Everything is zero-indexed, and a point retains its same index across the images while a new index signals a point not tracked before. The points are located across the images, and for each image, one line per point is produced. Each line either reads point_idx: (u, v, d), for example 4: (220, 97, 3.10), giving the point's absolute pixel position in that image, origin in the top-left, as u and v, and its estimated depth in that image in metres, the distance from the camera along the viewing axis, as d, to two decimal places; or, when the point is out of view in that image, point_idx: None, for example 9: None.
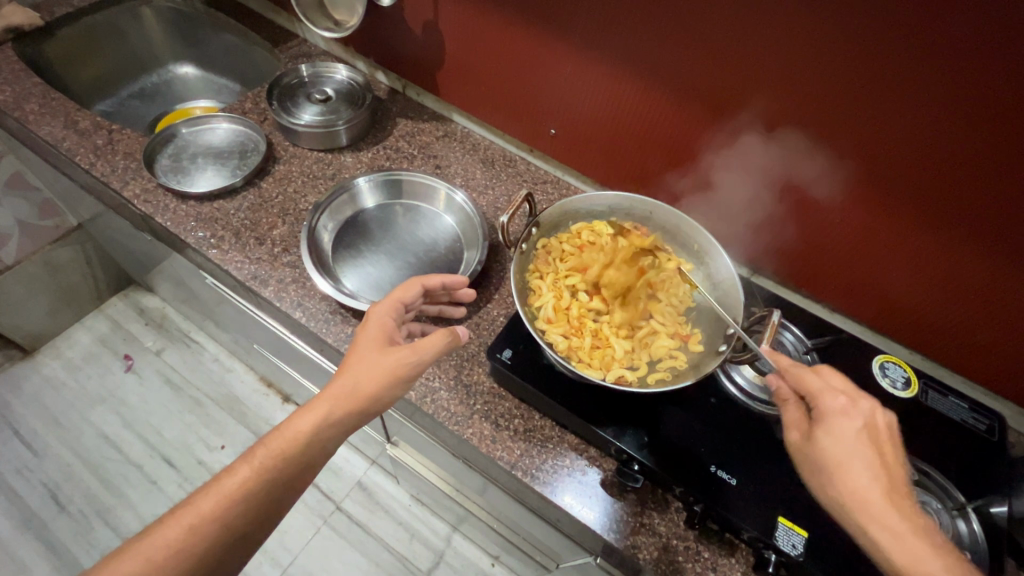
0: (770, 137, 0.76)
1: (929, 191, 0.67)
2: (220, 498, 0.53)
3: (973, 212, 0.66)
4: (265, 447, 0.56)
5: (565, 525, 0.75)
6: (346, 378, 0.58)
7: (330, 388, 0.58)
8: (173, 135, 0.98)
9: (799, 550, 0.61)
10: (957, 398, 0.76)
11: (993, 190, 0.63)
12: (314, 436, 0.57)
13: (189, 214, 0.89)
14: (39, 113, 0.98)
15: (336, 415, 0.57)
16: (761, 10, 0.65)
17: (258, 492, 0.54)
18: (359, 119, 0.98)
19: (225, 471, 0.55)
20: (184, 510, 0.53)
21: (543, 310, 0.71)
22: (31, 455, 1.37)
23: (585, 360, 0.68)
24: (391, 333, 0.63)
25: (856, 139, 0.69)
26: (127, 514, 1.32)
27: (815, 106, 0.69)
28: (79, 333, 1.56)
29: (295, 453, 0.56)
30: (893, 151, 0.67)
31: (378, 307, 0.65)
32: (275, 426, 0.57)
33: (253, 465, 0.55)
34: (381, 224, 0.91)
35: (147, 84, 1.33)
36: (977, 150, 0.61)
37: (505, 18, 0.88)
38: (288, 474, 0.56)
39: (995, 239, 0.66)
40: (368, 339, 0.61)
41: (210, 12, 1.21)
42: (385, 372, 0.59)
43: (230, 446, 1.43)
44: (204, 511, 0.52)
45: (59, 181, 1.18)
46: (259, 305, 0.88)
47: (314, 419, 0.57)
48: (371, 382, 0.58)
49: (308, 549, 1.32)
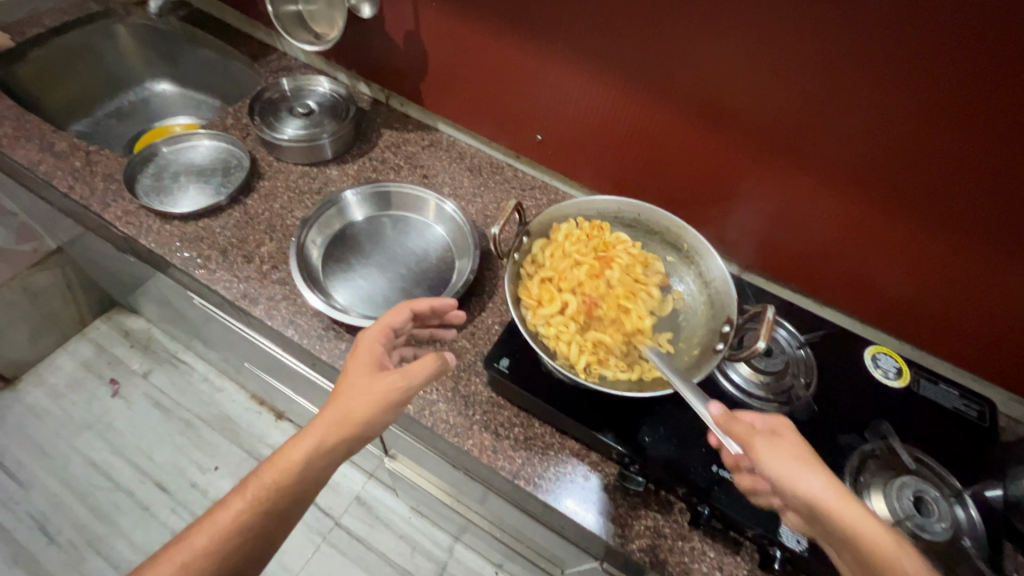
0: (773, 144, 0.76)
1: (938, 191, 0.68)
2: (215, 534, 0.53)
3: (977, 209, 0.66)
4: (256, 479, 0.55)
5: (571, 532, 0.74)
6: (336, 405, 0.57)
7: (321, 416, 0.57)
8: (152, 155, 0.96)
9: (803, 545, 0.61)
10: (948, 385, 0.77)
11: (994, 190, 0.64)
12: (306, 465, 0.56)
13: (173, 234, 0.87)
14: (14, 136, 0.96)
15: (328, 443, 0.56)
16: (758, 16, 0.65)
17: (251, 526, 0.54)
18: (343, 131, 0.97)
19: (219, 504, 0.55)
20: (177, 548, 0.52)
21: (559, 349, 0.68)
22: (16, 486, 1.33)
23: (566, 354, 0.67)
24: (381, 358, 0.62)
25: (860, 145, 0.69)
26: (120, 542, 1.29)
27: (818, 113, 0.69)
28: (63, 359, 1.53)
29: (287, 484, 0.55)
30: (897, 152, 0.67)
31: (368, 331, 0.64)
32: (268, 458, 0.56)
33: (245, 499, 0.54)
34: (371, 237, 0.90)
35: (124, 102, 1.30)
36: (982, 150, 0.62)
37: (488, 26, 0.87)
38: (281, 509, 0.55)
39: (996, 238, 0.67)
40: (358, 364, 0.60)
41: (187, 28, 1.19)
42: (377, 399, 0.57)
43: (224, 467, 1.40)
44: (197, 547, 0.52)
45: (37, 205, 1.16)
46: (250, 324, 0.86)
47: (303, 449, 0.56)
48: (362, 408, 0.56)
49: (308, 567, 1.30)
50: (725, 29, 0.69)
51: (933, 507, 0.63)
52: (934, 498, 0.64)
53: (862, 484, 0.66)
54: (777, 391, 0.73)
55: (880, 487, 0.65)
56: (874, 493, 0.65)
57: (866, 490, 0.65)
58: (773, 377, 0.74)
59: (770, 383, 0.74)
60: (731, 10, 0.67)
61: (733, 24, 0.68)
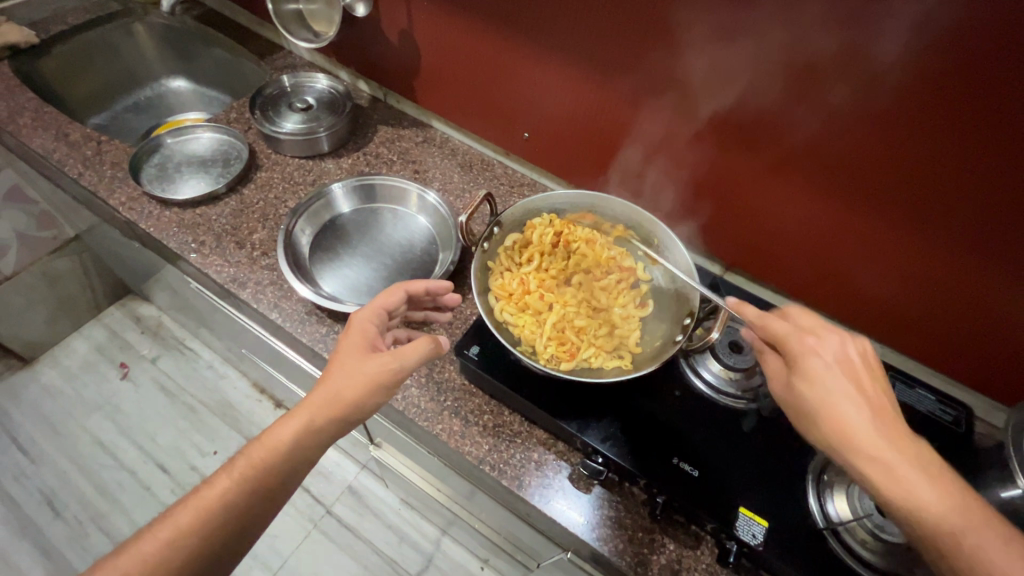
0: (763, 142, 0.75)
1: (927, 192, 0.66)
2: (199, 510, 0.53)
3: (966, 213, 0.65)
4: (245, 457, 0.56)
5: (537, 521, 0.75)
6: (329, 385, 0.58)
7: (314, 396, 0.57)
8: (158, 145, 1.01)
9: (758, 540, 0.61)
10: (925, 390, 0.76)
11: (966, 189, 0.63)
12: (296, 445, 0.56)
13: (172, 220, 0.91)
14: (32, 126, 1.01)
15: (319, 423, 0.57)
16: (730, 15, 0.67)
17: (238, 504, 0.54)
18: (339, 126, 1.01)
19: (204, 482, 0.55)
20: (160, 525, 0.52)
21: (526, 341, 0.69)
22: (28, 462, 1.39)
23: (532, 343, 0.69)
24: (374, 339, 0.62)
25: (848, 143, 0.68)
26: (121, 519, 1.34)
27: (805, 111, 0.69)
28: (77, 342, 1.59)
29: (277, 463, 0.56)
30: (874, 149, 0.67)
31: (362, 312, 0.64)
32: (257, 436, 0.57)
33: (232, 477, 0.55)
34: (359, 227, 0.93)
35: (141, 97, 1.36)
36: (969, 150, 0.61)
37: (477, 25, 0.90)
38: (269, 488, 0.56)
39: (971, 238, 0.67)
40: (352, 345, 0.60)
41: (199, 27, 1.25)
42: (370, 380, 0.58)
43: (223, 451, 1.45)
44: (182, 523, 0.52)
45: (56, 194, 1.22)
46: (240, 308, 0.90)
47: (296, 430, 0.56)
48: (355, 390, 0.57)
49: (298, 552, 1.33)
50: (702, 26, 0.70)
51: None
52: None
53: (825, 484, 0.65)
54: (746, 389, 0.73)
55: (843, 487, 0.64)
56: (837, 493, 0.64)
57: (829, 491, 0.64)
58: (744, 375, 0.74)
59: (739, 380, 0.74)
60: (713, 6, 0.67)
61: (708, 22, 0.69)
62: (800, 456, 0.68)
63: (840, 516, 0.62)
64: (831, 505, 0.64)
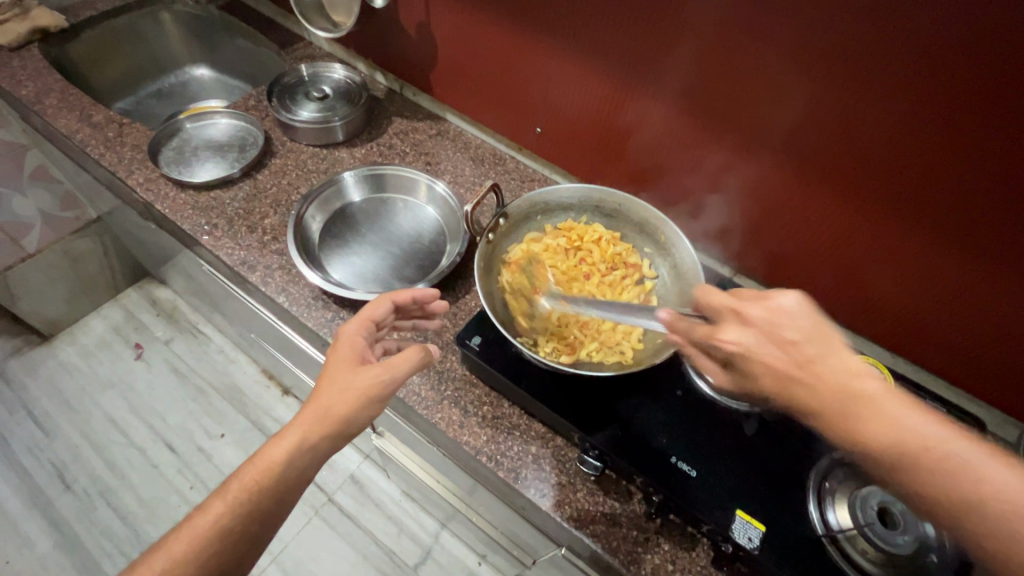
0: (778, 146, 0.74)
1: (945, 201, 0.65)
2: (193, 538, 0.52)
3: (984, 221, 0.63)
4: (238, 481, 0.54)
5: (532, 515, 0.75)
6: (319, 401, 0.56)
7: (304, 414, 0.56)
8: (176, 129, 1.03)
9: (754, 544, 0.60)
10: (936, 401, 0.74)
11: (985, 195, 0.61)
12: (290, 464, 0.54)
13: (186, 202, 0.93)
14: (57, 107, 1.04)
15: (311, 441, 0.55)
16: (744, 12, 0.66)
17: (232, 529, 0.53)
18: (354, 116, 1.02)
19: (198, 508, 0.54)
20: (154, 557, 0.51)
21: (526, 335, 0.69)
22: (42, 435, 1.43)
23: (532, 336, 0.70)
24: (363, 352, 0.61)
25: (866, 148, 0.67)
26: (128, 496, 1.36)
27: (823, 114, 0.67)
28: (95, 322, 1.63)
29: (271, 484, 0.54)
30: (890, 152, 0.65)
31: (349, 325, 0.63)
32: (248, 459, 0.55)
33: (225, 501, 0.53)
34: (368, 216, 0.94)
35: (164, 84, 1.39)
36: (992, 160, 0.59)
37: (493, 18, 0.90)
38: (264, 509, 0.54)
39: (988, 246, 0.64)
40: (340, 359, 0.59)
41: (224, 16, 1.28)
42: (360, 393, 0.56)
43: (229, 435, 1.47)
44: (174, 554, 0.51)
45: (79, 175, 1.25)
46: (249, 291, 0.91)
47: (288, 449, 0.55)
48: (346, 403, 0.56)
49: (298, 537, 1.34)
50: (715, 22, 0.69)
51: (899, 519, 0.60)
52: (901, 511, 0.61)
53: (827, 491, 0.64)
54: None
55: (845, 496, 0.63)
56: (838, 502, 0.63)
57: (830, 499, 0.63)
58: None
59: None
60: (733, 3, 0.66)
61: (722, 19, 0.68)
62: (803, 462, 0.67)
63: (840, 525, 0.61)
64: (832, 514, 0.62)
